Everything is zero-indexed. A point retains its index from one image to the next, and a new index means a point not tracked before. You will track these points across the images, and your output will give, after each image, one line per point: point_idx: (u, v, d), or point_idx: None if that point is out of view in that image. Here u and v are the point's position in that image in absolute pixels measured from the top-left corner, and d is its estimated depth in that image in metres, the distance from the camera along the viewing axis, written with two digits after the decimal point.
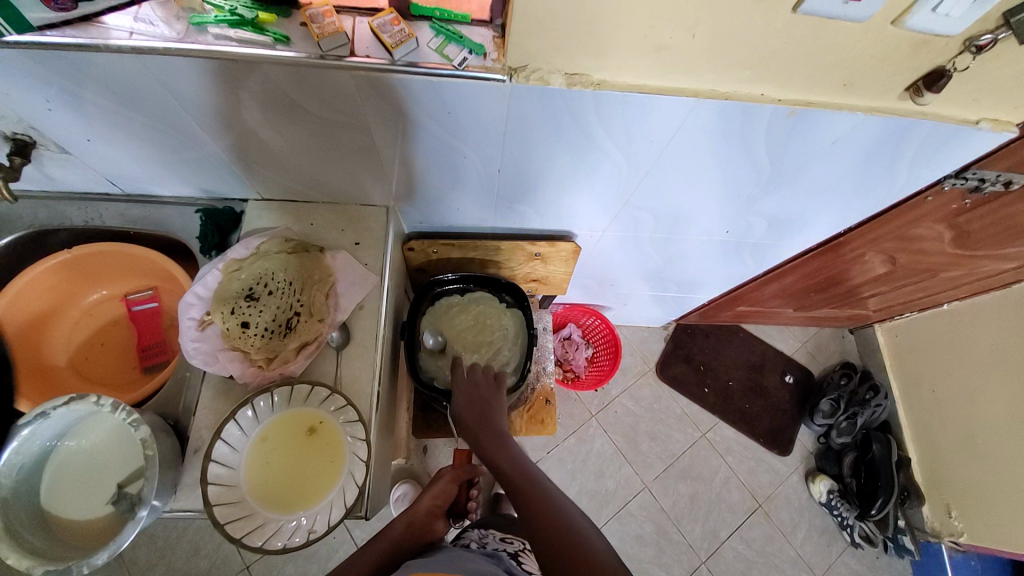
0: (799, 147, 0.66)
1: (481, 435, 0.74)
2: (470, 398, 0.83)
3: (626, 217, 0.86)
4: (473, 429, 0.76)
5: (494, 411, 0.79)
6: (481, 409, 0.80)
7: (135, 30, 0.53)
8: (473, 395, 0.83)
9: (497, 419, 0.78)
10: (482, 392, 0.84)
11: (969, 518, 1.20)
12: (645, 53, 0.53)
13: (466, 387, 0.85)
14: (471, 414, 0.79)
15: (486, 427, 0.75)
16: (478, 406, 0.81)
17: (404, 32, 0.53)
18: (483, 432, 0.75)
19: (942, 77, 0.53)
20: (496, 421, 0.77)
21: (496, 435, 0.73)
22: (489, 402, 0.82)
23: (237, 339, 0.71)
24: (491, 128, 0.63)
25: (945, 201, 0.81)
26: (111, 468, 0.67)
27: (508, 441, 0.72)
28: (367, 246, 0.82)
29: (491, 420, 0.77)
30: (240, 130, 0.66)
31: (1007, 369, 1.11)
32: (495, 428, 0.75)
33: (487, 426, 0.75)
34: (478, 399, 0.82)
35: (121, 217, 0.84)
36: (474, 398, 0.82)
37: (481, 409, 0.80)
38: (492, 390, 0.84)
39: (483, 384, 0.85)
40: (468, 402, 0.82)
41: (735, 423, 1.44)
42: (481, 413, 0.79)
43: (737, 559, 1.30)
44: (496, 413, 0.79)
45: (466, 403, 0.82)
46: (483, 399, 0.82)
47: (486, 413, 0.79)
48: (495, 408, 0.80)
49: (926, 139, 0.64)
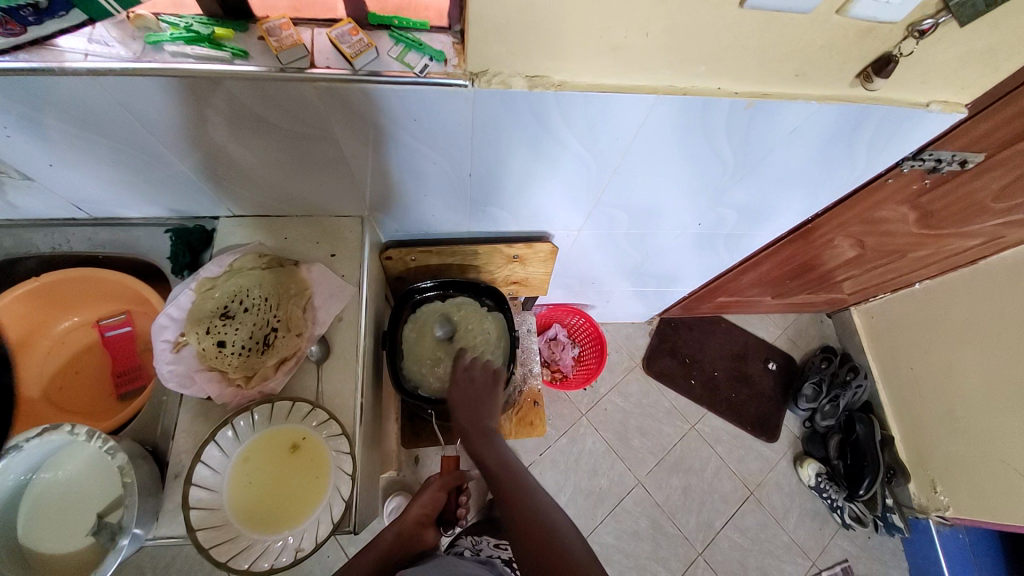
0: (759, 137, 0.67)
1: (472, 435, 0.72)
2: (465, 394, 0.78)
3: (600, 215, 0.87)
4: (464, 429, 0.73)
5: (489, 411, 0.75)
6: (475, 408, 0.76)
7: (90, 52, 0.53)
8: (468, 391, 0.78)
9: (491, 420, 0.74)
10: (479, 388, 0.79)
11: (953, 492, 1.23)
12: (601, 52, 0.54)
13: (461, 381, 0.80)
14: (465, 412, 0.75)
15: (479, 429, 0.72)
16: (472, 404, 0.76)
17: (363, 43, 0.54)
18: (475, 433, 0.72)
19: (889, 63, 0.55)
20: (489, 422, 0.74)
21: (487, 436, 0.71)
22: (485, 400, 0.77)
23: (213, 359, 0.70)
24: (459, 133, 0.64)
25: (906, 182, 0.83)
26: (88, 500, 0.65)
27: (498, 441, 0.70)
28: (343, 257, 0.82)
29: (484, 420, 0.74)
30: (207, 147, 0.65)
31: (980, 343, 1.14)
32: (487, 429, 0.72)
33: (480, 428, 0.72)
34: (473, 396, 0.77)
35: (89, 242, 0.83)
36: (469, 395, 0.77)
37: (475, 408, 0.76)
38: (488, 388, 0.79)
39: (480, 380, 0.79)
40: (462, 397, 0.77)
41: (723, 412, 1.46)
42: (475, 413, 0.75)
43: (732, 547, 1.32)
44: (491, 414, 0.75)
45: (461, 399, 0.77)
46: (478, 399, 0.77)
47: (480, 412, 0.75)
48: (490, 409, 0.76)
49: (881, 123, 0.66)
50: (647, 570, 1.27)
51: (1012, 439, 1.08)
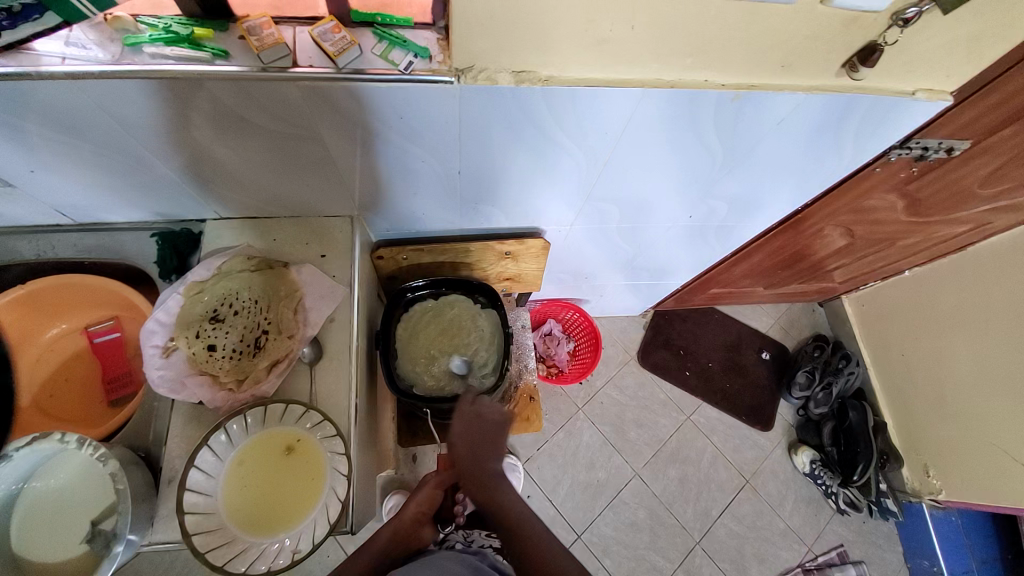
0: (746, 128, 0.67)
1: (476, 481, 0.69)
2: (472, 434, 0.71)
3: (591, 209, 0.87)
4: (468, 472, 0.69)
5: (495, 453, 0.71)
6: (482, 450, 0.70)
7: (67, 55, 0.52)
8: (475, 428, 0.72)
9: (497, 465, 0.70)
10: (486, 426, 0.72)
11: (945, 475, 1.24)
12: (587, 46, 0.54)
13: (469, 418, 0.72)
14: (469, 454, 0.70)
15: (485, 476, 0.69)
16: (479, 444, 0.71)
17: (346, 40, 0.53)
18: (481, 480, 0.69)
19: (875, 52, 0.55)
20: (495, 467, 0.70)
21: (494, 486, 0.68)
22: (493, 440, 0.72)
23: (204, 363, 0.70)
24: (446, 131, 0.63)
25: (894, 170, 0.83)
26: (78, 510, 0.64)
27: (506, 492, 0.68)
28: (334, 257, 0.81)
29: (491, 464, 0.70)
30: (192, 150, 0.65)
31: (971, 329, 1.16)
32: (495, 476, 0.69)
33: (486, 474, 0.69)
34: (480, 437, 0.71)
35: (75, 248, 0.82)
36: (477, 434, 0.72)
37: (481, 450, 0.70)
38: (497, 429, 0.72)
39: (489, 418, 0.72)
40: (467, 437, 0.71)
41: (717, 403, 1.47)
42: (482, 458, 0.70)
43: (729, 535, 1.33)
44: (496, 456, 0.71)
45: (467, 439, 0.71)
46: (483, 440, 0.71)
47: (488, 457, 0.70)
48: (496, 450, 0.72)
49: (869, 111, 0.66)
50: (645, 561, 1.28)
51: (1003, 422, 1.10)
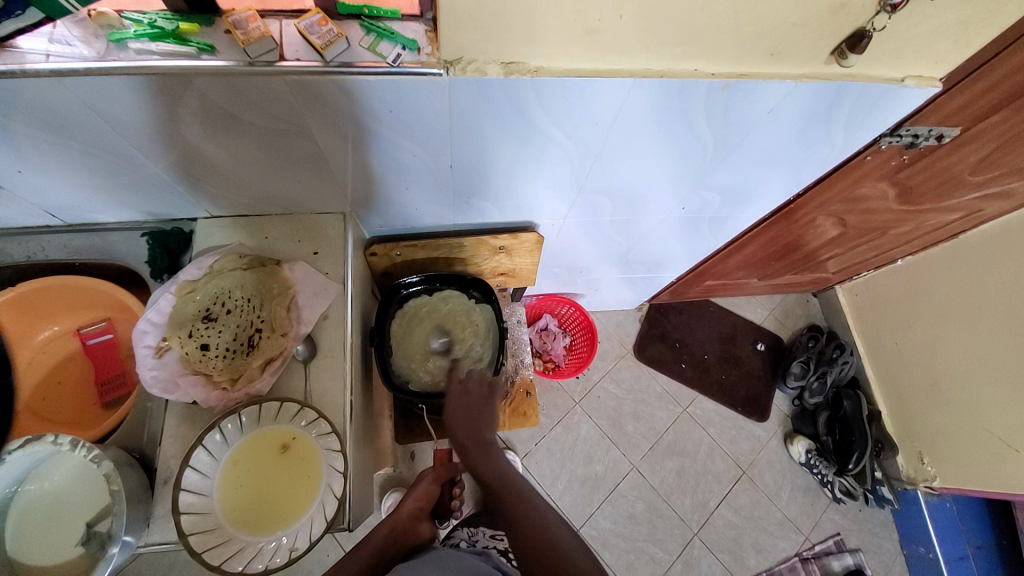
0: (737, 118, 0.67)
1: (470, 451, 0.70)
2: (463, 408, 0.74)
3: (584, 202, 0.87)
4: (462, 443, 0.71)
5: (487, 423, 0.74)
6: (473, 421, 0.73)
7: (51, 53, 0.51)
8: (466, 404, 0.75)
9: (490, 432, 0.72)
10: (475, 399, 0.75)
11: (940, 462, 1.25)
12: (576, 37, 0.53)
13: (457, 393, 0.75)
14: (461, 426, 0.73)
15: (477, 444, 0.71)
16: (471, 417, 0.74)
17: (332, 33, 0.53)
18: (474, 449, 0.70)
19: (863, 38, 0.55)
20: (487, 436, 0.72)
21: (487, 452, 0.70)
22: (483, 413, 0.75)
23: (197, 362, 0.69)
24: (437, 125, 0.63)
25: (885, 158, 0.84)
26: (73, 513, 0.63)
27: (499, 457, 0.70)
28: (326, 255, 0.81)
29: (481, 434, 0.72)
30: (181, 148, 0.64)
31: (962, 316, 1.17)
32: (487, 444, 0.71)
33: (478, 442, 0.71)
34: (470, 410, 0.74)
35: (65, 249, 0.81)
36: (467, 410, 0.74)
37: (472, 421, 0.73)
38: (485, 399, 0.76)
39: (476, 391, 0.76)
40: (459, 411, 0.74)
41: (714, 394, 1.48)
42: (474, 428, 0.72)
43: (727, 525, 1.34)
44: (488, 426, 0.73)
45: (458, 413, 0.74)
46: (475, 411, 0.74)
47: (479, 426, 0.72)
48: (487, 421, 0.74)
49: (859, 98, 0.66)
50: (644, 553, 1.29)
51: (996, 407, 1.11)
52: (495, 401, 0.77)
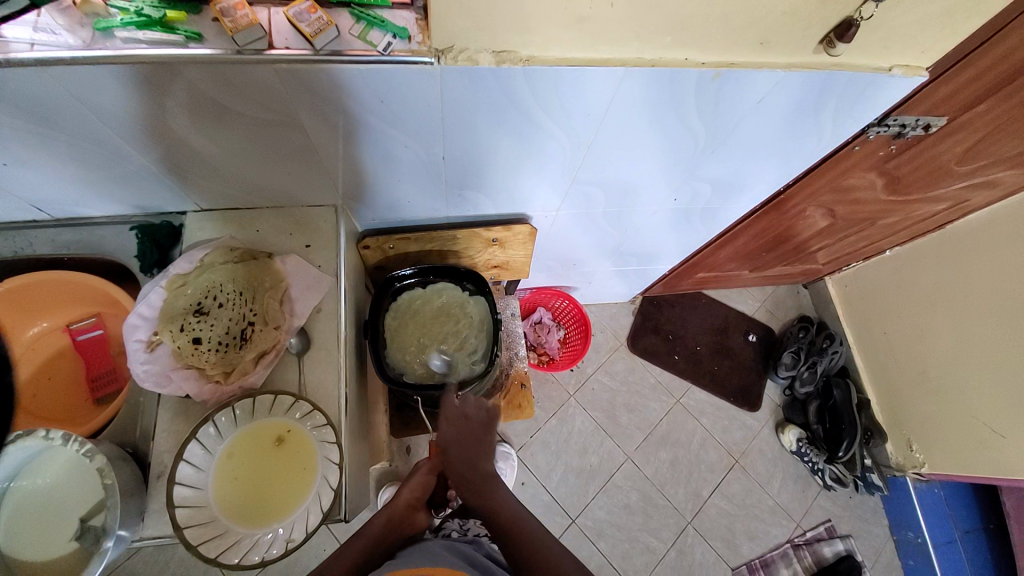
0: (727, 108, 0.68)
1: (466, 477, 0.70)
2: (459, 435, 0.74)
3: (577, 193, 0.87)
4: (459, 473, 0.71)
5: (483, 451, 0.73)
6: (469, 449, 0.73)
7: (37, 42, 0.50)
8: (463, 431, 0.74)
9: (486, 462, 0.71)
10: (472, 427, 0.74)
11: (928, 448, 1.28)
12: (568, 25, 0.53)
13: (454, 419, 0.75)
14: (456, 456, 0.72)
15: (472, 474, 0.70)
16: (469, 445, 0.73)
17: (322, 21, 0.52)
18: (471, 479, 0.70)
19: (851, 27, 0.56)
20: (484, 466, 0.71)
21: (482, 479, 0.69)
22: (480, 441, 0.74)
23: (190, 356, 0.69)
24: (429, 115, 0.63)
25: (873, 149, 0.85)
26: (65, 507, 0.63)
27: (497, 488, 0.69)
28: (318, 248, 0.80)
29: (479, 463, 0.71)
30: (170, 140, 0.63)
31: (949, 305, 1.18)
32: (484, 473, 0.70)
33: (474, 469, 0.71)
34: (465, 436, 0.73)
35: (52, 244, 0.80)
36: (464, 437, 0.74)
37: (469, 449, 0.72)
38: (483, 428, 0.75)
39: (474, 418, 0.75)
40: (454, 437, 0.74)
41: (706, 385, 1.49)
42: (470, 454, 0.72)
43: (720, 514, 1.36)
44: (485, 456, 0.72)
45: (456, 442, 0.73)
46: (473, 440, 0.74)
47: (475, 455, 0.72)
48: (484, 449, 0.73)
49: (847, 87, 0.66)
50: (639, 542, 1.30)
51: (981, 394, 1.13)
52: (493, 426, 0.76)
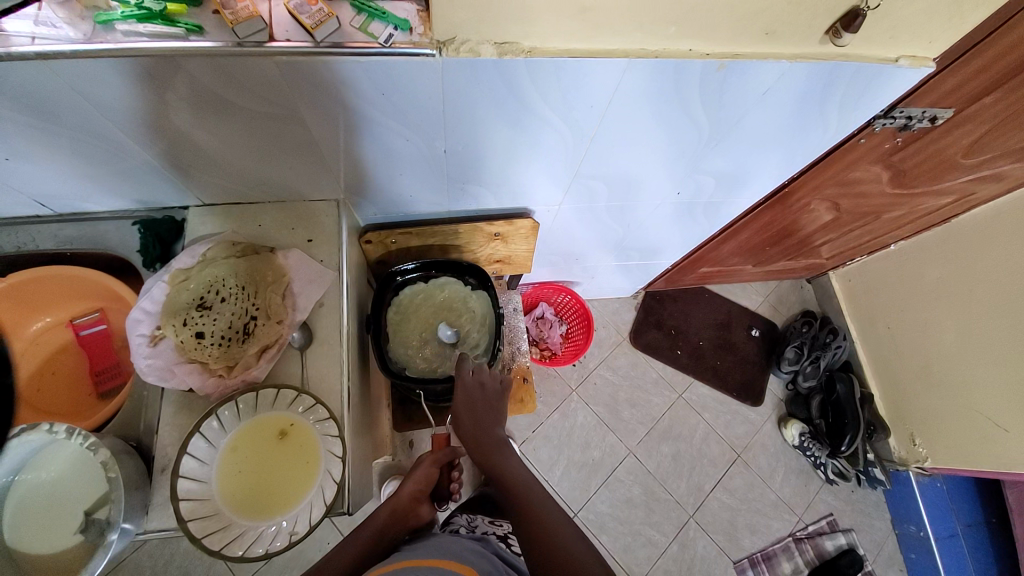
0: (731, 99, 0.67)
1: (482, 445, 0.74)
2: (474, 402, 0.78)
3: (580, 187, 0.87)
4: (473, 439, 0.75)
5: (495, 419, 0.78)
6: (483, 417, 0.77)
7: (37, 35, 0.50)
8: (478, 397, 0.79)
9: (499, 430, 0.77)
10: (487, 396, 0.79)
11: (931, 443, 1.27)
12: (571, 15, 0.53)
13: (471, 387, 0.79)
14: (470, 423, 0.76)
15: (487, 437, 0.75)
16: (482, 413, 0.78)
17: (323, 12, 0.52)
18: (484, 442, 0.74)
19: (858, 17, 0.55)
20: (497, 433, 0.76)
21: (499, 448, 0.74)
22: (492, 409, 0.79)
23: (193, 351, 0.69)
24: (431, 108, 0.62)
25: (879, 141, 0.84)
26: (72, 499, 0.64)
27: (508, 451, 0.74)
28: (320, 242, 0.80)
29: (492, 429, 0.76)
30: (171, 134, 0.63)
31: (954, 299, 1.18)
32: (498, 441, 0.75)
33: (489, 438, 0.75)
34: (480, 405, 0.78)
35: (56, 239, 0.80)
36: (479, 404, 0.78)
37: (482, 416, 0.77)
38: (498, 399, 0.80)
39: (490, 388, 0.80)
40: (469, 403, 0.78)
41: (708, 380, 1.49)
42: (486, 425, 0.76)
43: (722, 508, 1.36)
44: (497, 423, 0.77)
45: (471, 408, 0.77)
46: (487, 409, 0.78)
47: (488, 421, 0.77)
48: (497, 417, 0.78)
49: (853, 79, 0.66)
50: (642, 535, 1.31)
51: (985, 389, 1.12)
52: (505, 401, 0.81)
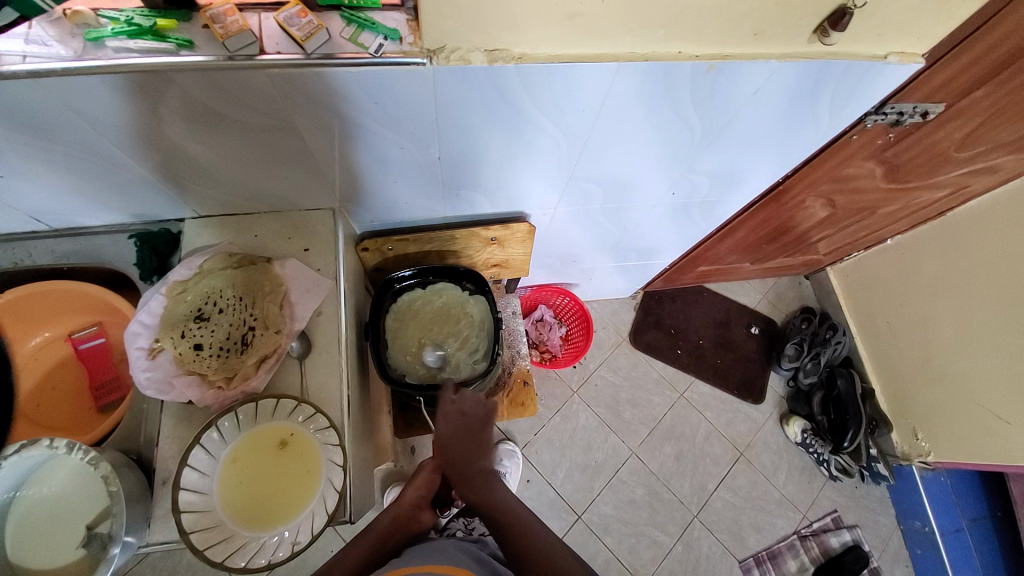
0: (723, 100, 0.67)
1: (466, 477, 0.71)
2: (458, 431, 0.73)
3: (574, 190, 0.87)
4: (458, 471, 0.72)
5: (481, 448, 0.73)
6: (469, 447, 0.73)
7: (27, 53, 0.50)
8: (460, 427, 0.74)
9: (485, 461, 0.72)
10: (469, 424, 0.74)
11: (933, 438, 1.27)
12: (558, 22, 0.53)
13: (451, 417, 0.74)
14: (455, 452, 0.72)
15: (473, 470, 0.71)
16: (465, 441, 0.73)
17: (313, 24, 0.52)
18: (471, 475, 0.71)
19: (845, 16, 0.56)
20: (482, 463, 0.72)
21: (482, 480, 0.70)
22: (476, 436, 0.73)
23: (191, 363, 0.69)
24: (423, 115, 0.63)
25: (871, 137, 0.84)
26: (75, 514, 0.63)
27: (494, 484, 0.70)
28: (317, 251, 0.80)
29: (478, 461, 0.72)
30: (165, 147, 0.63)
31: (952, 292, 1.18)
32: (483, 473, 0.71)
33: (474, 469, 0.71)
34: (463, 434, 0.73)
35: (52, 254, 0.80)
36: (461, 431, 0.73)
37: (467, 448, 0.73)
38: (481, 424, 0.74)
39: (471, 415, 0.74)
40: (452, 433, 0.73)
41: (709, 379, 1.49)
42: (468, 454, 0.72)
43: (726, 507, 1.36)
44: (483, 453, 0.73)
45: (452, 437, 0.73)
46: (470, 436, 0.73)
47: (474, 454, 0.72)
48: (481, 445, 0.73)
49: (844, 75, 0.66)
50: (646, 536, 1.30)
51: (987, 382, 1.12)
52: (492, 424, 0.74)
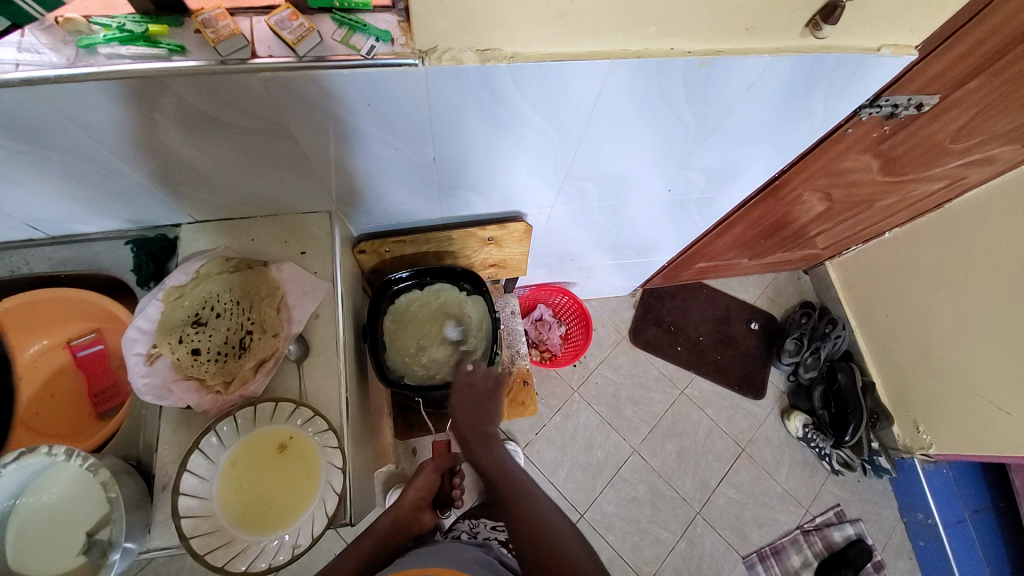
0: (716, 97, 0.67)
1: (472, 443, 0.70)
2: (467, 399, 0.74)
3: (570, 189, 0.87)
4: (465, 438, 0.71)
5: (489, 418, 0.72)
6: (477, 416, 0.72)
7: (21, 61, 0.50)
8: (470, 394, 0.74)
9: (491, 429, 0.71)
10: (479, 392, 0.74)
11: (935, 430, 1.27)
12: (548, 20, 0.53)
13: (464, 385, 0.75)
14: (464, 418, 0.72)
15: (478, 438, 0.70)
16: (474, 408, 0.73)
17: (304, 27, 0.52)
18: (473, 441, 0.70)
19: (836, 9, 0.56)
20: (488, 430, 0.71)
21: (488, 448, 0.69)
22: (486, 405, 0.73)
23: (190, 368, 0.69)
24: (417, 116, 0.63)
25: (866, 130, 0.84)
26: (74, 522, 0.63)
27: (498, 453, 0.69)
28: (313, 254, 0.80)
29: (484, 429, 0.71)
30: (160, 153, 0.63)
31: (950, 283, 1.18)
32: (490, 442, 0.70)
33: (480, 436, 0.70)
34: (473, 402, 0.73)
35: (49, 262, 0.80)
36: (471, 400, 0.73)
37: (476, 415, 0.72)
38: (492, 392, 0.74)
39: (482, 384, 0.75)
40: (463, 400, 0.74)
41: (710, 375, 1.49)
42: (475, 421, 0.72)
43: (729, 503, 1.36)
44: (490, 422, 0.72)
45: (463, 405, 0.73)
46: (480, 403, 0.73)
47: (483, 422, 0.72)
48: (490, 414, 0.73)
49: (838, 69, 0.66)
50: (649, 534, 1.30)
51: (987, 373, 1.12)
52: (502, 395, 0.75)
